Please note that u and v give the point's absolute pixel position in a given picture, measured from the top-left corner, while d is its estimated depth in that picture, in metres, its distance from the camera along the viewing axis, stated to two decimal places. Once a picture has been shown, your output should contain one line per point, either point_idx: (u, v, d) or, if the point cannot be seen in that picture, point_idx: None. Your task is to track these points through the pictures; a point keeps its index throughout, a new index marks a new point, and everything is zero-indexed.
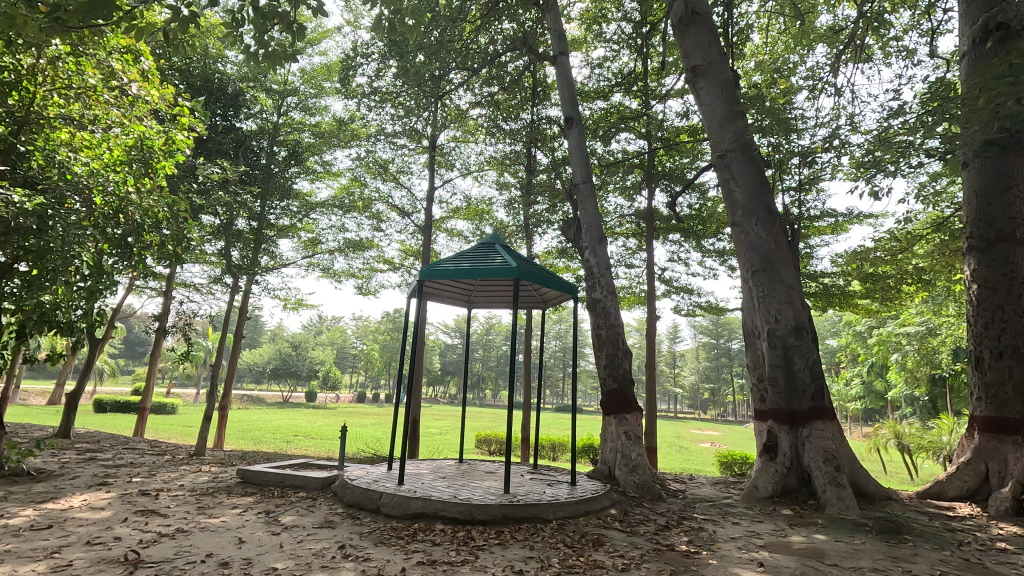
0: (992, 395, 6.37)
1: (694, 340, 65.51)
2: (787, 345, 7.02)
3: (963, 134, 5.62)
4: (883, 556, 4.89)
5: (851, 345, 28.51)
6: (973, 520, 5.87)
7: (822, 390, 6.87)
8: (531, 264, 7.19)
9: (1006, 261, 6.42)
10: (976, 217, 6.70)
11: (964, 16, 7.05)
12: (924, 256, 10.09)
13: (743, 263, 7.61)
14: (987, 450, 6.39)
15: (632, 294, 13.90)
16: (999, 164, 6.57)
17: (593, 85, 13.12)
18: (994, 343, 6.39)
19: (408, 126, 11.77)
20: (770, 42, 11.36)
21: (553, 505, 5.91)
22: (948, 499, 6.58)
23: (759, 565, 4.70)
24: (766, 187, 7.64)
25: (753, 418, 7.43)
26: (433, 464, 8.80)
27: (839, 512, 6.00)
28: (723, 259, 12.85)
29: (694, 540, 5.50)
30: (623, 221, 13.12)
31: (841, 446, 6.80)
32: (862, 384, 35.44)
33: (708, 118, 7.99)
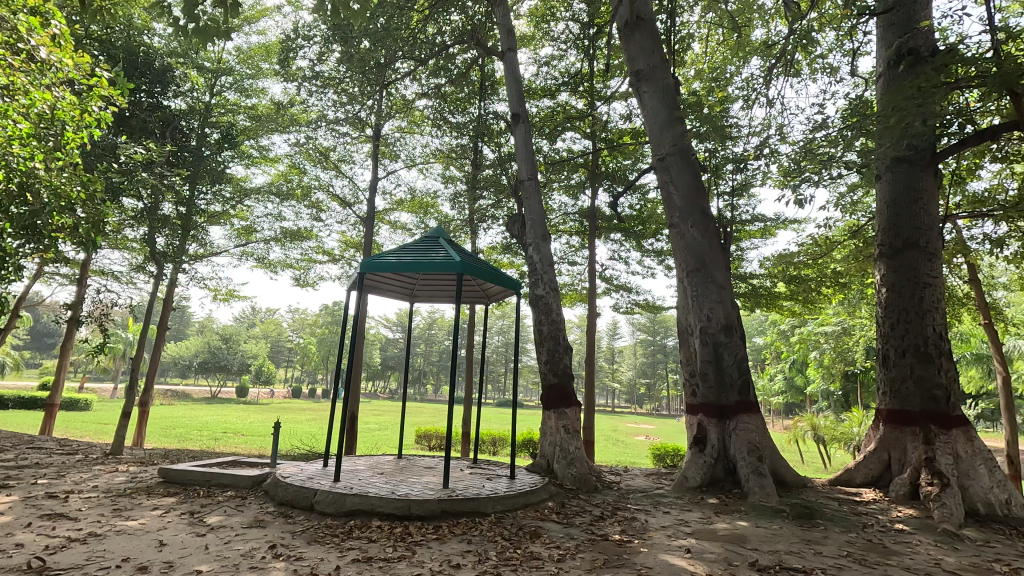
0: (896, 390, 6.92)
1: (632, 337, 67.61)
2: (717, 343, 7.37)
3: (877, 150, 6.11)
4: (798, 539, 5.27)
5: (775, 344, 30.35)
6: (876, 504, 6.41)
7: (748, 385, 7.25)
8: (475, 259, 7.15)
9: (910, 268, 6.98)
10: (886, 226, 7.27)
11: (881, 41, 7.62)
12: (842, 260, 10.82)
13: (679, 263, 7.93)
14: (889, 440, 6.97)
15: (574, 291, 14.21)
16: (906, 178, 7.15)
17: (540, 83, 13.25)
18: (899, 343, 6.96)
19: (351, 114, 11.44)
20: (709, 51, 11.86)
21: (492, 499, 5.97)
22: (855, 486, 7.16)
23: (686, 552, 4.94)
24: (702, 191, 7.96)
25: (684, 412, 7.77)
26: (371, 460, 8.63)
27: (760, 499, 6.39)
28: (661, 259, 13.27)
29: (627, 529, 5.71)
30: (566, 219, 13.33)
31: (764, 438, 7.22)
32: (785, 380, 37.80)
33: (649, 122, 8.26)
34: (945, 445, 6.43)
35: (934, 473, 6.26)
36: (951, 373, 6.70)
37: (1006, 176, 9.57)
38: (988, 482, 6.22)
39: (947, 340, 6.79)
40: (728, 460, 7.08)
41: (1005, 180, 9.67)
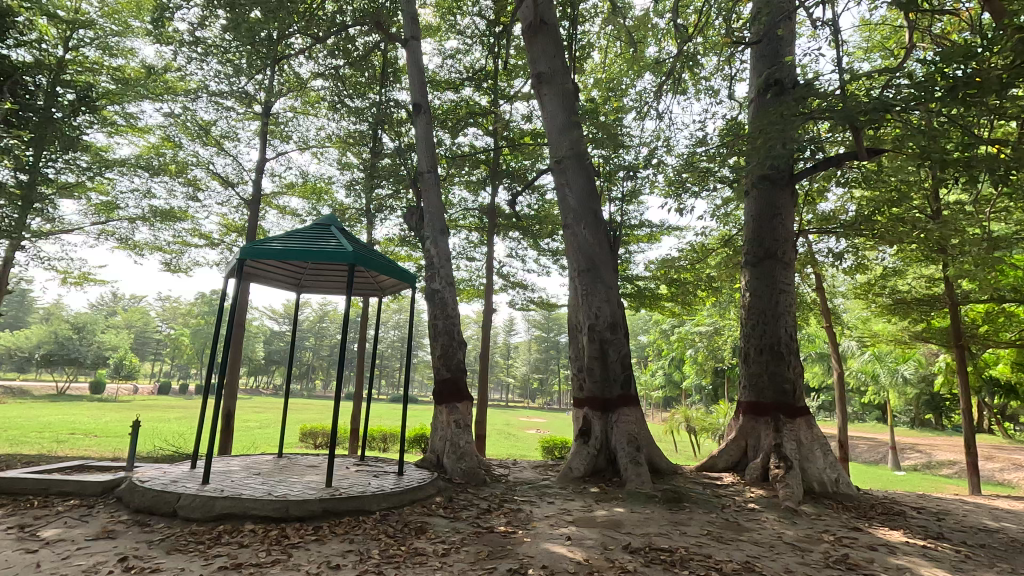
0: (754, 384, 7.70)
1: (527, 333, 69.39)
2: (603, 340, 7.75)
3: (747, 168, 6.76)
4: (666, 522, 5.71)
5: (657, 342, 32.64)
6: (734, 487, 7.11)
7: (630, 380, 7.71)
8: (369, 250, 6.92)
9: (769, 276, 7.82)
10: (751, 237, 8.08)
11: (754, 69, 8.43)
12: (715, 267, 11.87)
13: (572, 263, 8.23)
14: (747, 429, 7.76)
15: (471, 287, 14.27)
16: (769, 194, 8.00)
17: (444, 75, 13.11)
18: (758, 341, 7.76)
19: (236, 87, 10.56)
20: (607, 62, 12.43)
21: (378, 496, 5.83)
22: (718, 470, 7.89)
23: (566, 539, 5.16)
24: (595, 195, 8.32)
25: (572, 406, 8.09)
26: (248, 460, 8.06)
27: (636, 486, 6.83)
28: (556, 258, 13.72)
29: (512, 520, 5.84)
30: (466, 215, 13.33)
31: (642, 429, 7.72)
32: (664, 375, 40.83)
33: (549, 124, 8.50)
34: (791, 433, 7.29)
35: (782, 457, 7.07)
36: (797, 368, 7.60)
37: (847, 199, 11.03)
38: (823, 464, 7.16)
39: (795, 340, 7.69)
40: (609, 451, 7.49)
41: (846, 203, 11.14)
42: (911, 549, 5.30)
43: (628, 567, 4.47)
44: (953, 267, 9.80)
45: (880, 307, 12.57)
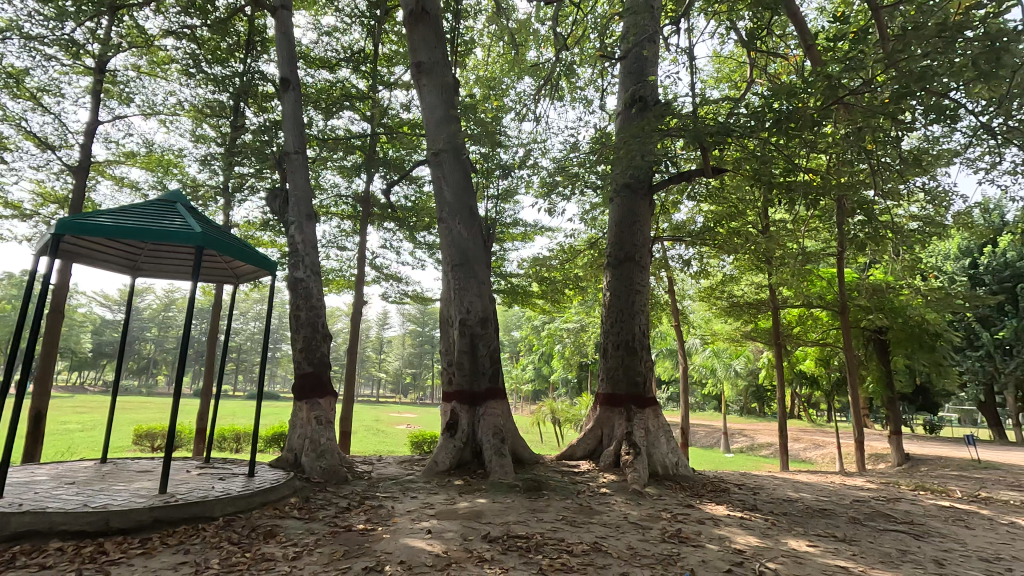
0: (610, 377, 8.27)
1: (402, 327, 68.12)
2: (474, 334, 7.84)
3: (612, 176, 7.22)
4: (525, 510, 5.95)
5: (529, 338, 33.86)
6: (589, 473, 7.60)
7: (498, 374, 7.90)
8: (223, 232, 6.30)
9: (627, 277, 8.44)
10: (613, 241, 8.65)
11: (622, 85, 9.04)
12: (582, 267, 12.59)
13: (445, 257, 8.20)
14: (603, 419, 8.32)
15: (341, 277, 13.66)
16: (630, 202, 8.63)
17: (319, 53, 12.36)
18: (616, 337, 8.33)
19: (60, 34, 9.01)
20: (489, 61, 12.59)
21: (222, 501, 5.35)
22: (576, 458, 8.37)
23: (427, 533, 5.15)
24: (471, 191, 8.39)
25: (440, 400, 8.08)
26: (61, 468, 6.94)
27: (499, 477, 7.01)
28: (431, 252, 13.61)
29: (372, 518, 5.69)
30: (338, 202, 12.72)
31: (507, 422, 7.95)
32: (534, 369, 42.48)
33: (427, 116, 8.38)
34: (641, 421, 7.95)
35: (632, 443, 7.69)
36: (647, 362, 8.29)
37: (695, 212, 12.30)
38: (666, 449, 7.92)
39: (648, 336, 8.38)
40: (475, 444, 7.60)
41: (695, 215, 12.42)
42: (732, 520, 6.06)
43: (485, 556, 4.57)
44: (775, 276, 11.36)
45: (719, 309, 14.20)
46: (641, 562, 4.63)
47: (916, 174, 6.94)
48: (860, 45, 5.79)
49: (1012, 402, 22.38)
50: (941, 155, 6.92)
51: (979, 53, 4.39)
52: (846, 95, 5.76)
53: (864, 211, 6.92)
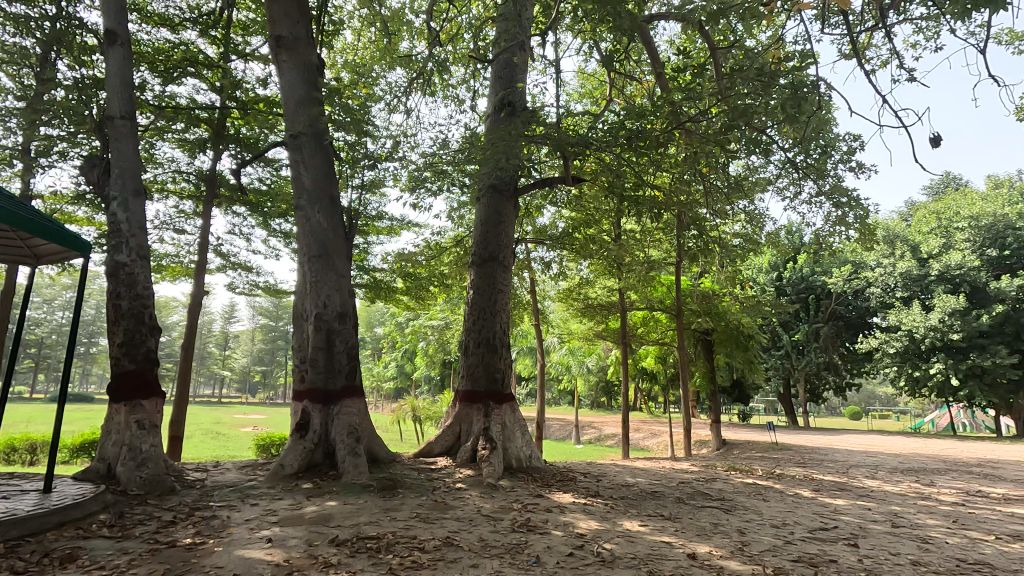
0: (470, 373, 8.34)
1: (252, 321, 62.64)
2: (330, 330, 7.45)
3: (478, 175, 7.28)
4: (378, 510, 5.81)
5: (392, 335, 33.11)
6: (446, 470, 7.62)
7: (355, 371, 7.61)
8: (16, 203, 5.23)
9: (491, 276, 8.57)
10: (478, 240, 8.74)
11: (493, 88, 9.19)
12: (447, 265, 12.60)
13: (301, 247, 7.68)
14: (462, 415, 8.38)
15: (178, 264, 12.16)
16: (495, 202, 8.80)
17: (159, 8, 10.87)
18: (477, 335, 8.40)
19: None
20: (359, 45, 12.06)
21: (3, 524, 4.47)
22: (433, 455, 8.33)
23: (267, 541, 4.79)
24: (333, 179, 7.98)
25: (290, 399, 7.56)
26: None
27: (352, 478, 6.74)
28: (286, 241, 12.67)
29: (203, 530, 5.15)
30: (177, 179, 11.31)
31: (364, 420, 7.67)
32: (396, 367, 41.64)
33: (286, 95, 7.80)
34: (498, 417, 8.15)
35: (489, 438, 7.86)
36: (507, 359, 8.50)
37: (557, 217, 12.94)
38: (521, 442, 8.21)
39: (508, 334, 8.59)
40: (328, 445, 7.22)
41: (556, 220, 13.07)
42: (576, 507, 6.48)
43: (332, 561, 4.38)
44: (624, 281, 12.37)
45: (575, 310, 15.11)
46: (491, 552, 4.77)
47: (738, 198, 7.98)
48: (699, 79, 6.49)
49: (802, 393, 26.87)
50: (756, 182, 8.07)
51: (786, 99, 5.19)
52: (685, 122, 6.45)
53: (697, 226, 7.80)
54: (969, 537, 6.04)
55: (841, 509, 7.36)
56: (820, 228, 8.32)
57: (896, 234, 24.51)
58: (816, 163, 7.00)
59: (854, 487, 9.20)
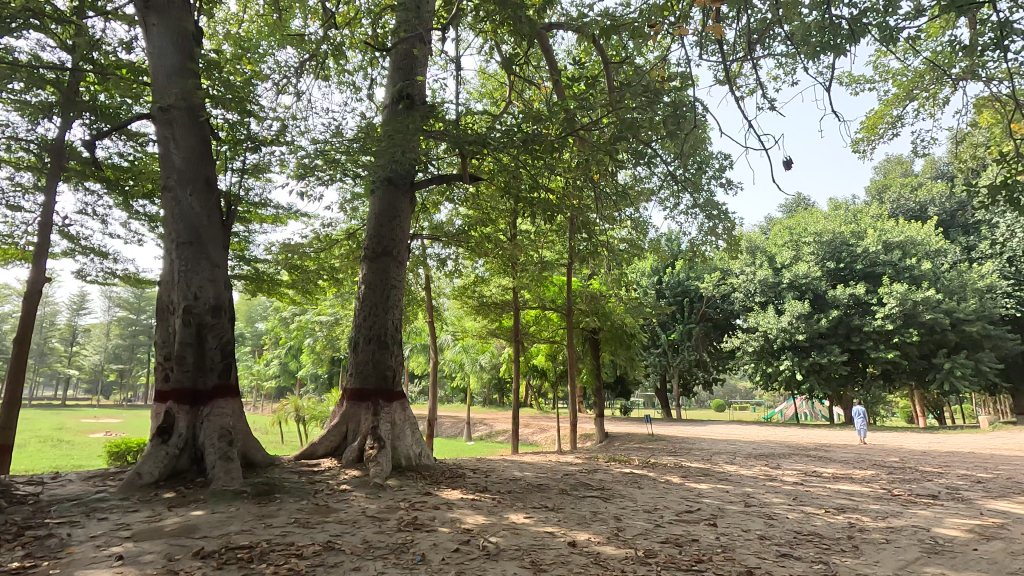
0: (359, 371, 8.03)
1: (107, 314, 55.68)
2: (202, 324, 6.80)
3: (373, 166, 7.01)
4: (251, 517, 5.43)
5: (275, 331, 31.07)
6: (329, 472, 7.29)
7: (230, 369, 7.04)
8: None
9: (384, 271, 8.30)
10: (371, 234, 8.43)
11: (391, 78, 8.93)
12: (338, 259, 12.08)
13: (167, 232, 6.93)
14: (348, 415, 8.05)
15: (12, 246, 10.46)
16: (391, 196, 8.54)
17: None
18: (367, 332, 8.08)
19: None
20: (246, 18, 11.15)
21: None
22: (316, 457, 7.93)
23: (117, 559, 4.29)
24: (209, 159, 7.31)
25: (151, 400, 6.82)
26: None
27: (223, 485, 6.22)
28: (152, 225, 11.39)
29: (35, 552, 4.50)
30: (14, 147, 9.72)
31: (238, 422, 7.11)
32: (279, 364, 39.17)
33: (155, 62, 7.02)
34: (387, 415, 7.94)
35: (377, 438, 7.64)
36: (398, 357, 8.29)
37: (454, 215, 12.90)
38: (410, 441, 8.08)
39: (400, 331, 8.37)
40: (194, 449, 6.60)
41: (454, 218, 13.03)
42: (463, 502, 6.52)
43: None
44: (519, 280, 12.64)
45: (470, 307, 15.17)
46: (374, 554, 4.66)
47: (626, 205, 8.45)
48: (593, 90, 6.74)
49: (676, 388, 29.20)
50: (641, 192, 8.61)
51: (668, 116, 5.56)
52: (579, 129, 6.71)
53: (588, 230, 8.16)
54: (804, 512, 6.94)
55: (704, 492, 8.12)
56: (695, 237, 9.08)
57: (757, 245, 27.46)
58: (693, 178, 7.60)
59: (715, 472, 10.18)
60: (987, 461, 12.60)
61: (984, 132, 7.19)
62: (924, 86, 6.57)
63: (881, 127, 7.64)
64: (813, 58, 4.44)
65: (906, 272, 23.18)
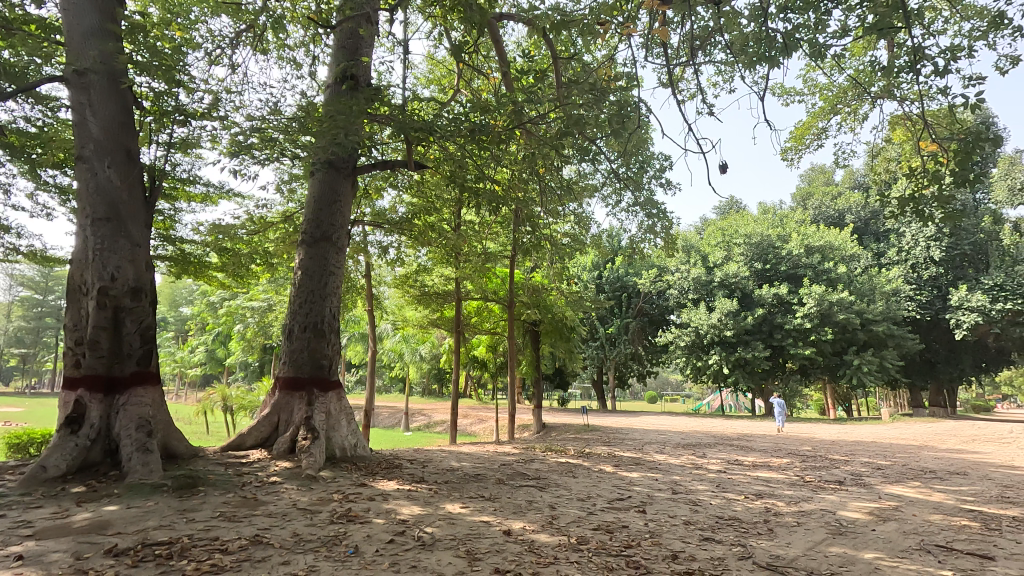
0: (293, 359, 7.74)
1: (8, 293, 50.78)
2: (118, 307, 6.33)
3: (314, 147, 6.69)
4: (171, 511, 5.15)
5: (202, 316, 29.43)
6: (259, 463, 7.00)
7: (150, 356, 6.61)
8: None
9: (322, 256, 8.01)
10: (310, 217, 8.12)
11: (335, 58, 8.59)
12: (273, 242, 11.56)
13: (81, 207, 6.39)
14: (280, 405, 7.74)
15: None
16: (332, 179, 8.24)
17: None
18: (303, 319, 7.78)
19: None
20: None
21: None
22: (245, 449, 7.59)
23: (16, 560, 3.95)
24: (129, 130, 6.78)
25: (59, 388, 6.29)
26: None
27: (140, 478, 5.84)
28: (63, 197, 10.44)
29: None
30: None
31: (158, 411, 6.69)
32: (206, 351, 37.24)
33: (69, 21, 6.43)
34: (322, 405, 7.71)
35: (310, 428, 7.41)
36: (335, 345, 8.04)
37: (398, 202, 12.63)
38: (345, 431, 7.90)
39: (337, 319, 8.11)
40: (108, 440, 6.16)
41: (397, 204, 12.76)
42: (399, 493, 6.46)
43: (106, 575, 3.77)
44: (462, 270, 12.56)
45: (411, 297, 14.98)
46: (304, 547, 4.53)
47: (569, 200, 8.56)
48: (541, 83, 6.74)
49: (611, 380, 30.06)
50: (585, 187, 8.75)
51: (613, 115, 5.67)
52: (526, 123, 6.72)
53: (532, 223, 8.22)
54: (726, 498, 7.35)
55: (635, 480, 8.43)
56: (635, 234, 9.34)
57: (692, 244, 28.61)
58: (635, 176, 7.80)
59: (646, 461, 10.59)
60: (886, 449, 13.80)
61: (897, 148, 7.71)
62: (847, 102, 7.03)
63: (808, 138, 8.14)
64: (749, 67, 4.66)
65: (824, 275, 24.90)
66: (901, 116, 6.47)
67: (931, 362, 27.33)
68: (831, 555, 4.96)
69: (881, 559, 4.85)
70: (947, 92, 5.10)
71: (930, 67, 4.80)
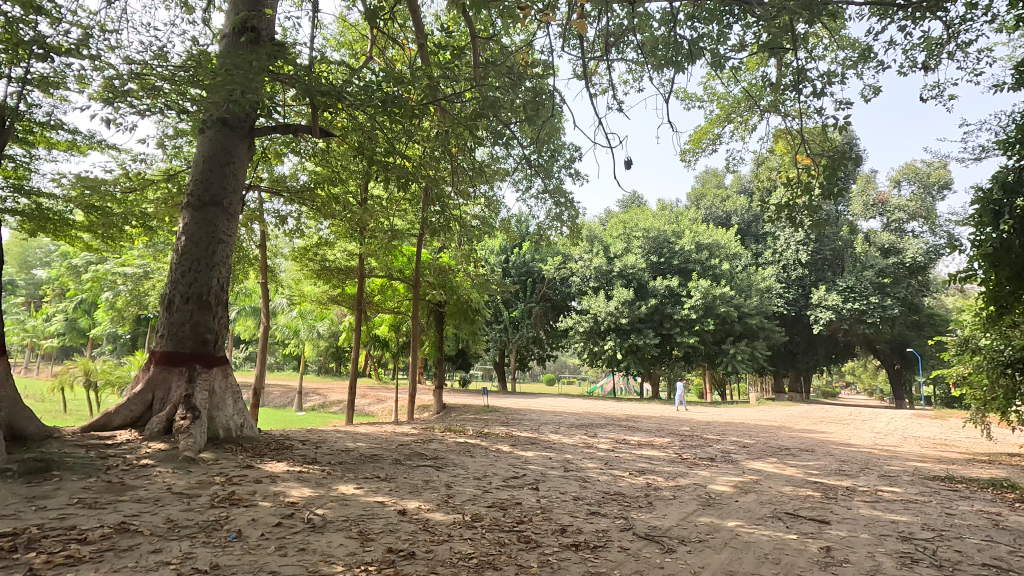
0: (173, 333, 7.08)
1: None
2: None
3: (206, 102, 6.06)
4: (17, 499, 4.56)
5: (60, 280, 26.03)
6: (127, 445, 6.36)
7: None
8: None
9: (210, 222, 7.36)
10: (198, 178, 7.42)
11: (232, 6, 7.83)
12: (153, 202, 10.43)
13: None
14: (155, 381, 7.06)
15: None
16: (225, 139, 7.57)
17: None
18: (185, 289, 7.11)
19: None
20: None
21: None
22: (111, 429, 6.86)
23: None
24: None
25: None
26: None
27: None
28: None
29: None
30: None
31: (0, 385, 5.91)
32: (65, 321, 33.12)
33: None
34: (204, 383, 7.15)
35: (190, 408, 6.84)
36: (221, 319, 7.49)
37: (299, 169, 11.91)
38: (230, 411, 7.42)
39: (225, 291, 7.53)
40: None
41: (298, 171, 12.02)
42: (289, 475, 6.19)
43: None
44: (366, 246, 12.12)
45: (309, 271, 14.23)
46: (180, 534, 4.22)
47: (479, 182, 8.52)
48: (458, 61, 6.57)
49: (513, 362, 30.73)
50: (497, 171, 8.76)
51: (528, 101, 5.67)
52: (440, 100, 6.56)
53: (442, 201, 8.10)
54: (613, 474, 7.85)
55: (530, 459, 8.73)
56: (543, 221, 9.53)
57: (596, 234, 29.78)
58: (545, 164, 7.93)
59: (541, 441, 10.99)
60: (751, 429, 15.39)
61: (777, 159, 8.47)
62: (739, 112, 7.59)
63: (704, 142, 8.71)
64: (658, 69, 4.87)
65: (710, 270, 27.01)
66: (784, 131, 7.10)
67: (793, 353, 30.73)
68: (700, 524, 5.48)
69: (741, 527, 5.44)
70: (821, 112, 5.69)
71: (810, 88, 5.31)
